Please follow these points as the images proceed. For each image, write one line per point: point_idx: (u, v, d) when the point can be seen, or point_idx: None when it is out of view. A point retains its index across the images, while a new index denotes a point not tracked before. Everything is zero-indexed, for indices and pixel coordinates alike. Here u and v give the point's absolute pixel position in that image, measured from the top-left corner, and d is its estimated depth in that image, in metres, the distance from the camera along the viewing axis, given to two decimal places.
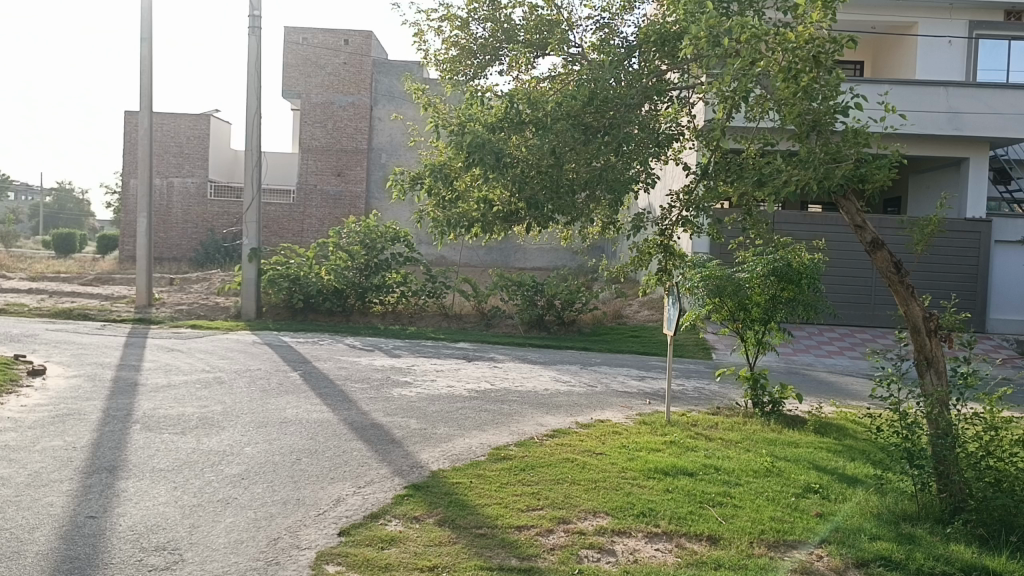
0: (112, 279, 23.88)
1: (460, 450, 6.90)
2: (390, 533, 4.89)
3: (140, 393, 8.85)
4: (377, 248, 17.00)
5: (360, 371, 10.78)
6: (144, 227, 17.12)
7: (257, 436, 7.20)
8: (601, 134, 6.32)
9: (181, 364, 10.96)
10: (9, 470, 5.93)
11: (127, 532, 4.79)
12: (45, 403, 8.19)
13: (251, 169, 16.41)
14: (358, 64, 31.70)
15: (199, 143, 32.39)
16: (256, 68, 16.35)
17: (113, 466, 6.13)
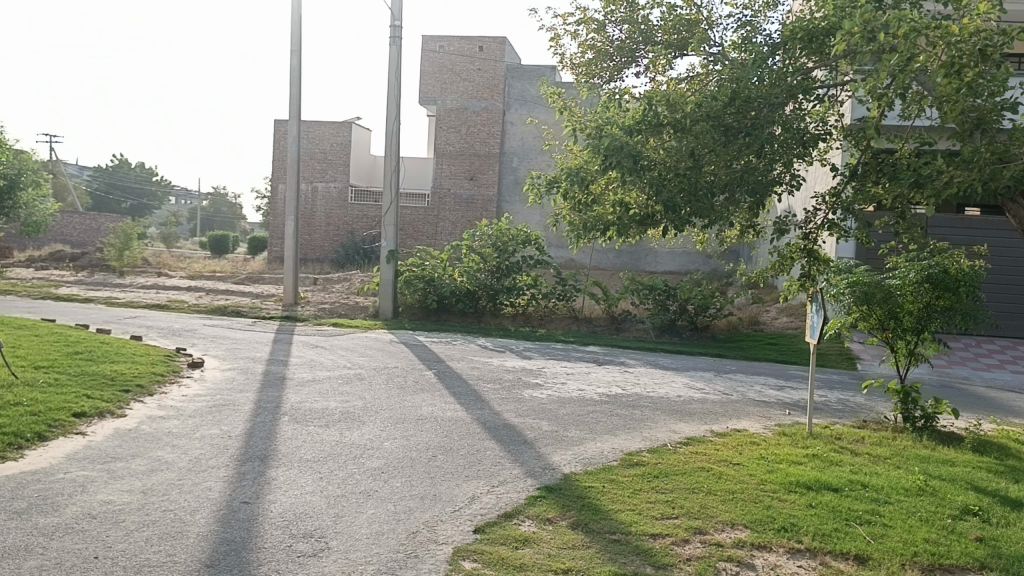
0: (263, 278, 25.34)
1: (592, 454, 6.89)
2: (524, 533, 4.93)
3: (288, 387, 9.35)
4: (508, 251, 17.18)
5: (492, 372, 10.94)
6: (292, 231, 18.05)
7: (395, 431, 7.44)
8: (742, 135, 6.12)
9: (325, 360, 11.48)
10: (173, 455, 6.39)
11: (277, 518, 5.06)
12: (204, 394, 8.78)
13: (389, 174, 17.01)
14: (493, 69, 32.26)
15: (342, 149, 33.87)
16: (396, 75, 16.92)
17: (265, 455, 6.48)
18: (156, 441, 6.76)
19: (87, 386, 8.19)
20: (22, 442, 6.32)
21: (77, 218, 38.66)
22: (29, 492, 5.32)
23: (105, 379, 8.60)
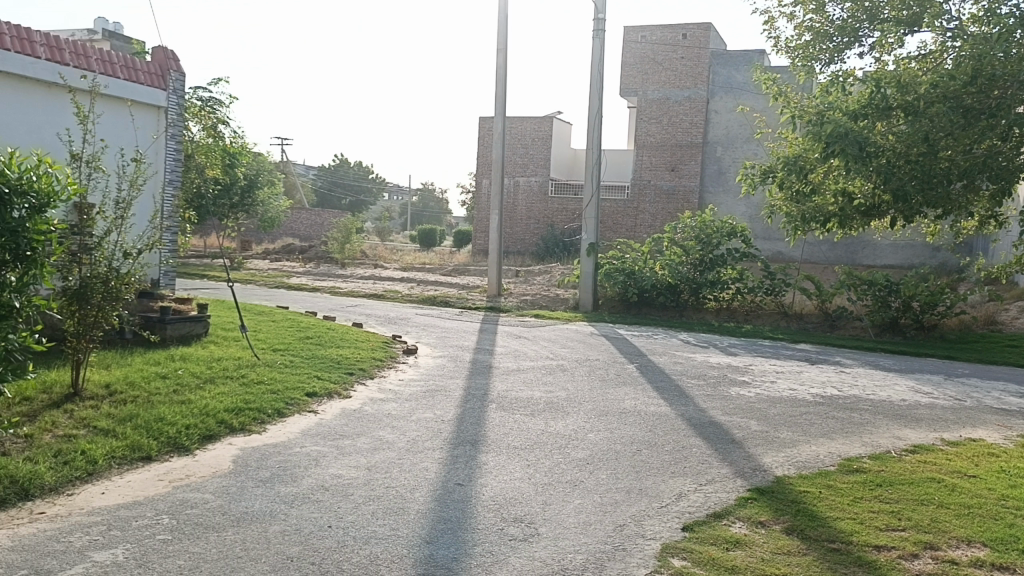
0: (468, 270, 26.35)
1: (805, 457, 6.56)
2: (735, 535, 4.79)
3: (495, 375, 9.68)
4: (713, 244, 16.65)
5: (696, 368, 10.71)
6: (496, 224, 18.65)
7: (599, 424, 7.48)
8: (985, 116, 5.59)
9: (528, 350, 11.77)
10: (393, 436, 6.82)
11: (489, 501, 5.26)
12: (418, 379, 9.29)
13: (591, 167, 17.11)
14: (696, 57, 31.53)
15: (543, 143, 34.52)
16: (599, 68, 16.95)
17: (475, 440, 6.76)
18: (377, 422, 7.25)
19: (317, 368, 8.93)
20: (265, 417, 7.00)
21: (305, 214, 42.12)
22: (272, 462, 5.89)
23: (331, 362, 9.33)
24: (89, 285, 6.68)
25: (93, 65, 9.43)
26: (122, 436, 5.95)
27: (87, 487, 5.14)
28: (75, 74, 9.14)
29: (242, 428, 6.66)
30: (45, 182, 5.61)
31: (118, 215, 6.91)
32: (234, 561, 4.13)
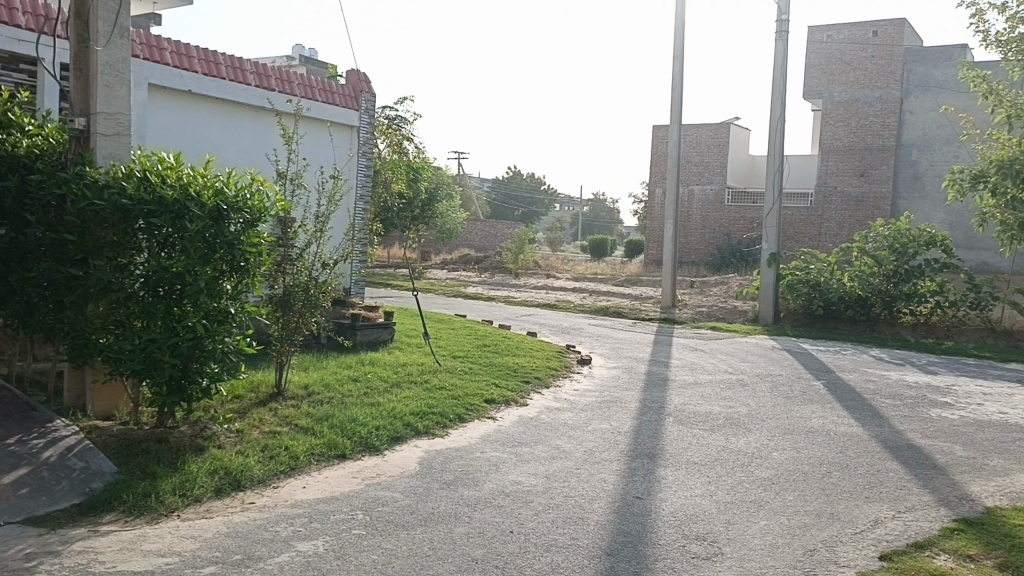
0: (641, 281, 26.12)
1: (1021, 488, 5.97)
2: (939, 568, 4.44)
3: (672, 388, 9.51)
4: (909, 254, 15.48)
5: (891, 387, 10.02)
6: (671, 234, 18.38)
7: (784, 442, 7.17)
8: None
9: (706, 364, 11.48)
10: (570, 445, 6.86)
11: (670, 517, 5.17)
12: (594, 390, 9.30)
13: (773, 174, 16.48)
14: (888, 55, 29.67)
15: (720, 151, 33.68)
16: (782, 71, 16.32)
17: (653, 454, 6.67)
18: (555, 431, 7.33)
19: (495, 375, 9.15)
20: (447, 421, 7.26)
21: (480, 225, 43.36)
22: (455, 466, 6.09)
23: (508, 370, 9.54)
24: (292, 293, 7.21)
25: (296, 89, 10.18)
26: (320, 434, 6.37)
27: (290, 481, 5.53)
28: (280, 99, 9.92)
29: (426, 431, 6.94)
30: (257, 199, 6.07)
31: (317, 229, 7.39)
32: (423, 560, 4.30)
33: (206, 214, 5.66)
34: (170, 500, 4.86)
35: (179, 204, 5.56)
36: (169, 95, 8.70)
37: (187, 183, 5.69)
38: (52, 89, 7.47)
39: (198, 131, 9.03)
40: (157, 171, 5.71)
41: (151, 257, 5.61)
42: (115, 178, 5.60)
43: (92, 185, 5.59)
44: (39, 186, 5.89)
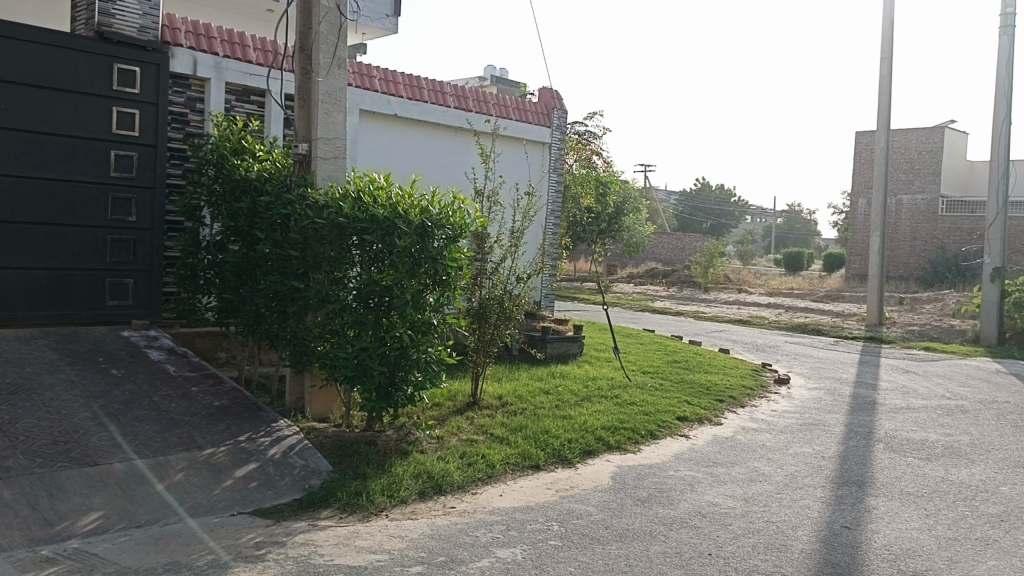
0: (843, 296, 24.67)
1: None
2: None
3: (880, 412, 8.89)
4: None
5: None
6: (877, 247, 17.24)
7: (1015, 476, 6.50)
8: None
9: (919, 387, 10.64)
10: (769, 468, 6.59)
11: (883, 550, 4.83)
12: (793, 411, 8.88)
13: (997, 181, 15.06)
14: None
15: (931, 157, 31.26)
16: (1008, 69, 14.90)
17: (862, 481, 6.27)
18: (753, 452, 7.07)
19: (687, 392, 8.97)
20: (639, 437, 7.20)
21: (667, 238, 42.73)
22: (649, 483, 6.02)
23: (701, 387, 9.32)
24: (487, 306, 7.45)
25: (492, 109, 10.54)
26: (515, 444, 6.53)
27: (488, 489, 5.71)
28: (478, 119, 10.32)
29: (618, 446, 6.92)
30: (458, 217, 6.29)
31: (511, 243, 7.58)
32: None
33: (412, 230, 5.96)
34: (379, 501, 5.15)
35: (389, 222, 5.90)
36: (378, 119, 9.30)
37: (396, 202, 6.05)
38: (278, 115, 8.13)
39: (402, 152, 9.57)
40: (369, 192, 6.11)
41: (362, 271, 6.00)
42: (332, 199, 6.05)
43: (313, 205, 6.09)
44: (267, 207, 6.45)
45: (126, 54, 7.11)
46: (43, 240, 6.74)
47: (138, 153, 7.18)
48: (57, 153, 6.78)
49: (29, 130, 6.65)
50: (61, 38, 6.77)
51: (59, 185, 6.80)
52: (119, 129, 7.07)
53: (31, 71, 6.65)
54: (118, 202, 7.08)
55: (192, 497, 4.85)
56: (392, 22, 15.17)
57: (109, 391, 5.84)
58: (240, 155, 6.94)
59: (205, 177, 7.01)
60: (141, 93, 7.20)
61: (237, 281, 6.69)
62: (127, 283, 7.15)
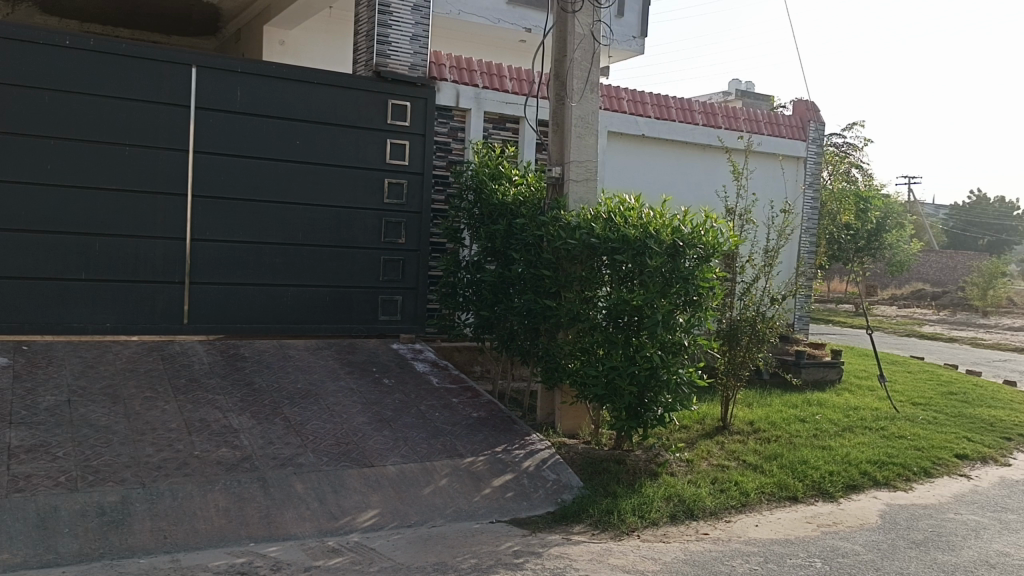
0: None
1: None
2: None
3: None
4: None
5: None
6: None
7: None
8: None
9: None
10: None
11: None
12: None
13: None
14: None
15: None
16: None
17: None
18: None
19: (966, 428, 8.08)
20: (910, 474, 6.61)
21: (936, 256, 38.96)
22: (924, 525, 5.49)
23: (984, 423, 8.35)
24: (739, 327, 7.19)
25: (743, 125, 10.25)
26: (770, 473, 6.25)
27: (742, 517, 5.52)
28: (730, 136, 10.08)
29: (886, 483, 6.40)
30: (711, 236, 6.08)
31: (765, 263, 7.27)
32: None
33: (664, 250, 5.88)
34: (631, 520, 5.16)
35: (640, 242, 5.87)
36: (626, 140, 9.39)
37: (648, 222, 6.01)
38: (531, 140, 8.55)
39: (650, 172, 9.59)
40: (620, 213, 6.14)
41: (612, 290, 6.06)
42: (584, 220, 6.19)
43: (566, 227, 6.26)
44: (521, 229, 6.70)
45: (400, 90, 7.71)
46: (327, 261, 7.51)
47: (407, 180, 7.79)
48: (341, 183, 7.53)
49: (319, 163, 7.44)
50: (346, 79, 7.48)
51: (342, 211, 7.55)
52: (392, 159, 7.71)
53: (321, 110, 7.41)
54: (390, 225, 7.75)
55: (455, 501, 5.15)
56: (639, 44, 15.29)
57: (382, 398, 6.38)
58: (497, 180, 7.30)
59: (466, 201, 7.50)
60: (411, 125, 7.79)
61: (493, 299, 6.97)
62: (396, 299, 7.78)
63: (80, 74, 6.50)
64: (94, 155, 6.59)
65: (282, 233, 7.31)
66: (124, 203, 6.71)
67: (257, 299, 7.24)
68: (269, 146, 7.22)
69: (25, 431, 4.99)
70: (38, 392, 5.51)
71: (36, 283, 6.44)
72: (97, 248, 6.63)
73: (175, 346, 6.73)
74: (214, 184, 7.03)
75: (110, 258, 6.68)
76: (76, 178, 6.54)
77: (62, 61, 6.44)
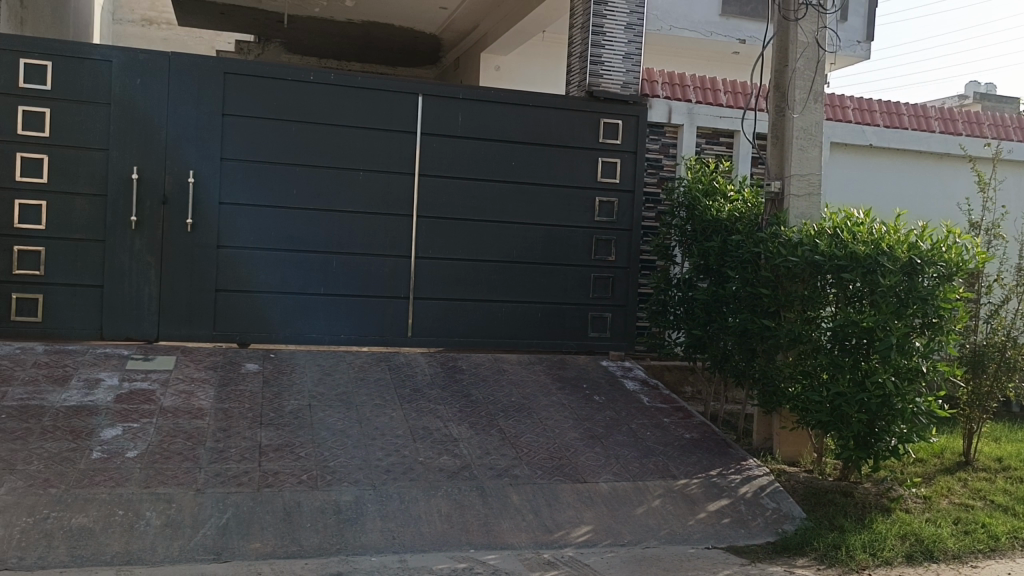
0: None
1: None
2: None
3: None
4: None
5: None
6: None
7: None
8: None
9: None
10: None
11: None
12: None
13: None
14: None
15: None
16: None
17: None
18: None
19: None
20: None
21: None
22: None
23: None
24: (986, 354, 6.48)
25: (989, 131, 9.33)
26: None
27: (992, 564, 4.97)
28: (973, 144, 9.21)
29: None
30: (955, 252, 5.56)
31: None
32: None
33: (899, 268, 5.44)
34: (861, 558, 4.81)
35: (871, 259, 5.49)
36: (852, 151, 8.85)
37: (880, 239, 5.61)
38: (746, 154, 8.20)
39: (879, 185, 8.96)
40: (849, 228, 5.81)
41: (838, 310, 5.74)
42: (808, 236, 5.89)
43: (786, 243, 5.96)
44: (737, 246, 6.45)
45: (612, 109, 7.75)
46: (540, 278, 7.68)
47: (618, 199, 7.82)
48: (554, 202, 7.69)
49: (533, 183, 7.64)
50: (560, 100, 7.63)
51: (554, 229, 7.70)
52: (603, 178, 7.76)
53: (536, 132, 7.61)
54: (601, 242, 7.79)
55: (670, 524, 5.05)
56: (864, 48, 14.54)
57: (593, 415, 6.40)
58: (711, 197, 7.12)
59: (677, 218, 7.37)
60: (623, 143, 7.80)
61: (706, 317, 6.77)
62: (606, 316, 7.80)
63: (322, 106, 7.11)
64: (333, 181, 7.17)
65: (497, 251, 7.57)
66: (357, 223, 7.25)
67: (473, 314, 7.53)
68: (486, 168, 7.52)
69: (273, 431, 5.51)
70: (283, 396, 6.07)
71: (283, 297, 7.10)
72: (334, 265, 7.21)
73: (400, 357, 7.15)
74: (436, 205, 7.42)
75: (344, 274, 7.23)
76: (317, 203, 7.15)
77: (307, 96, 7.07)
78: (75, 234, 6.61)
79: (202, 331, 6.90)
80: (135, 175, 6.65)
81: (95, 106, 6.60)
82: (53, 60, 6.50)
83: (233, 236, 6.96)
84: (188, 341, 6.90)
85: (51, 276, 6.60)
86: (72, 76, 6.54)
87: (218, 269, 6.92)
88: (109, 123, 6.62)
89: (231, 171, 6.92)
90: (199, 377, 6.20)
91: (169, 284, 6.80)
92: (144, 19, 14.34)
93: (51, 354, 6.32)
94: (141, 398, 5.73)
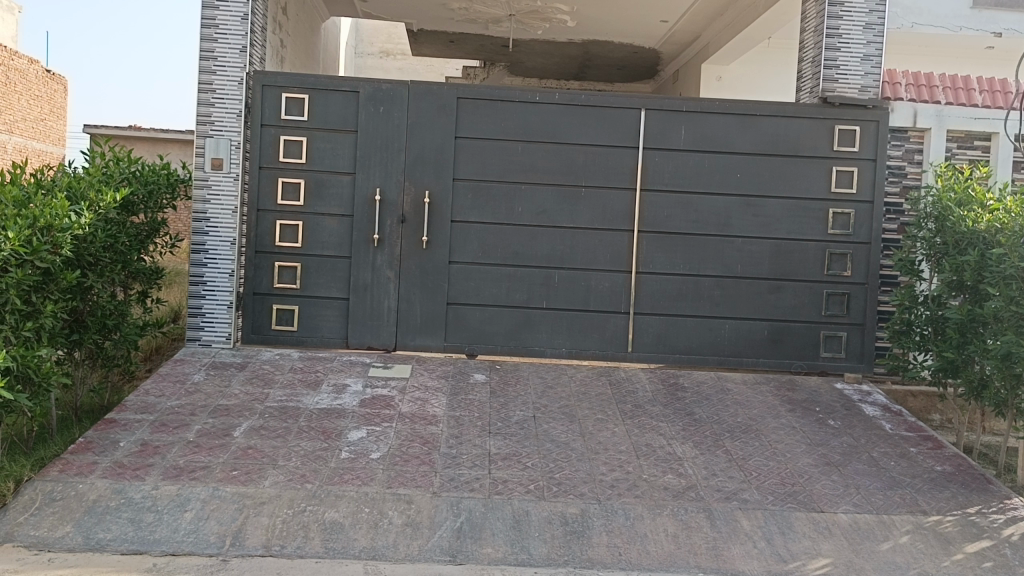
0: None
1: None
2: None
3: None
4: None
5: None
6: None
7: None
8: None
9: None
10: None
11: None
12: None
13: None
14: None
15: None
16: None
17: None
18: None
19: None
20: None
21: None
22: None
23: None
24: None
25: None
26: None
27: None
28: None
29: None
30: None
31: None
32: None
33: None
34: None
35: None
36: None
37: None
38: (1006, 159, 7.41)
39: None
40: None
41: None
42: None
43: None
44: (998, 260, 5.79)
45: (848, 115, 7.29)
46: (767, 294, 7.36)
47: (855, 210, 7.34)
48: (783, 214, 7.35)
49: (760, 195, 7.35)
50: (790, 108, 7.30)
51: (783, 242, 7.35)
52: (839, 187, 7.33)
53: (763, 142, 7.33)
54: (835, 257, 7.34)
55: (920, 563, 4.61)
56: None
57: (828, 440, 6.02)
58: (966, 206, 6.47)
59: (925, 229, 6.83)
60: (861, 150, 7.33)
61: (960, 339, 6.19)
62: (841, 335, 7.34)
63: (547, 125, 7.29)
64: (557, 197, 7.32)
65: (721, 265, 7.36)
66: (580, 238, 7.34)
67: (696, 330, 7.37)
68: (710, 181, 7.34)
69: (501, 439, 5.68)
70: (509, 406, 6.25)
71: (509, 310, 7.34)
72: (556, 279, 7.35)
73: (621, 372, 7.14)
74: (658, 220, 7.34)
75: (567, 289, 7.35)
76: (541, 219, 7.33)
77: (533, 115, 7.28)
78: (326, 250, 7.23)
79: (434, 341, 7.29)
80: (378, 196, 7.16)
81: (345, 133, 7.19)
82: (309, 93, 7.16)
83: (463, 252, 7.29)
84: (422, 351, 7.31)
85: (305, 289, 7.25)
86: (325, 107, 7.17)
87: (449, 283, 7.28)
88: (356, 148, 7.18)
89: (461, 190, 7.27)
90: (433, 386, 6.54)
91: (405, 296, 7.25)
92: (382, 51, 15.47)
93: (306, 360, 6.94)
94: (382, 403, 6.13)
